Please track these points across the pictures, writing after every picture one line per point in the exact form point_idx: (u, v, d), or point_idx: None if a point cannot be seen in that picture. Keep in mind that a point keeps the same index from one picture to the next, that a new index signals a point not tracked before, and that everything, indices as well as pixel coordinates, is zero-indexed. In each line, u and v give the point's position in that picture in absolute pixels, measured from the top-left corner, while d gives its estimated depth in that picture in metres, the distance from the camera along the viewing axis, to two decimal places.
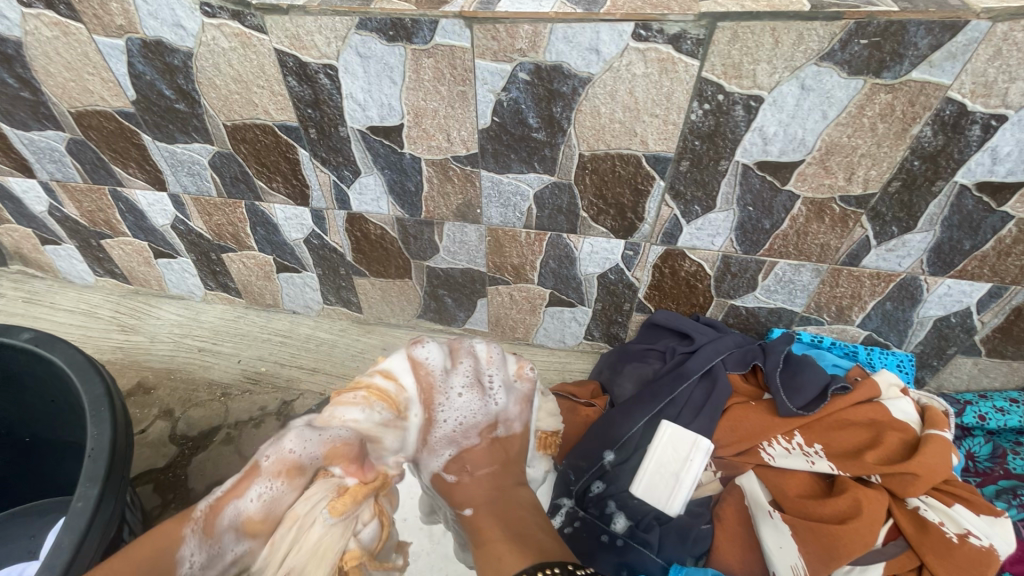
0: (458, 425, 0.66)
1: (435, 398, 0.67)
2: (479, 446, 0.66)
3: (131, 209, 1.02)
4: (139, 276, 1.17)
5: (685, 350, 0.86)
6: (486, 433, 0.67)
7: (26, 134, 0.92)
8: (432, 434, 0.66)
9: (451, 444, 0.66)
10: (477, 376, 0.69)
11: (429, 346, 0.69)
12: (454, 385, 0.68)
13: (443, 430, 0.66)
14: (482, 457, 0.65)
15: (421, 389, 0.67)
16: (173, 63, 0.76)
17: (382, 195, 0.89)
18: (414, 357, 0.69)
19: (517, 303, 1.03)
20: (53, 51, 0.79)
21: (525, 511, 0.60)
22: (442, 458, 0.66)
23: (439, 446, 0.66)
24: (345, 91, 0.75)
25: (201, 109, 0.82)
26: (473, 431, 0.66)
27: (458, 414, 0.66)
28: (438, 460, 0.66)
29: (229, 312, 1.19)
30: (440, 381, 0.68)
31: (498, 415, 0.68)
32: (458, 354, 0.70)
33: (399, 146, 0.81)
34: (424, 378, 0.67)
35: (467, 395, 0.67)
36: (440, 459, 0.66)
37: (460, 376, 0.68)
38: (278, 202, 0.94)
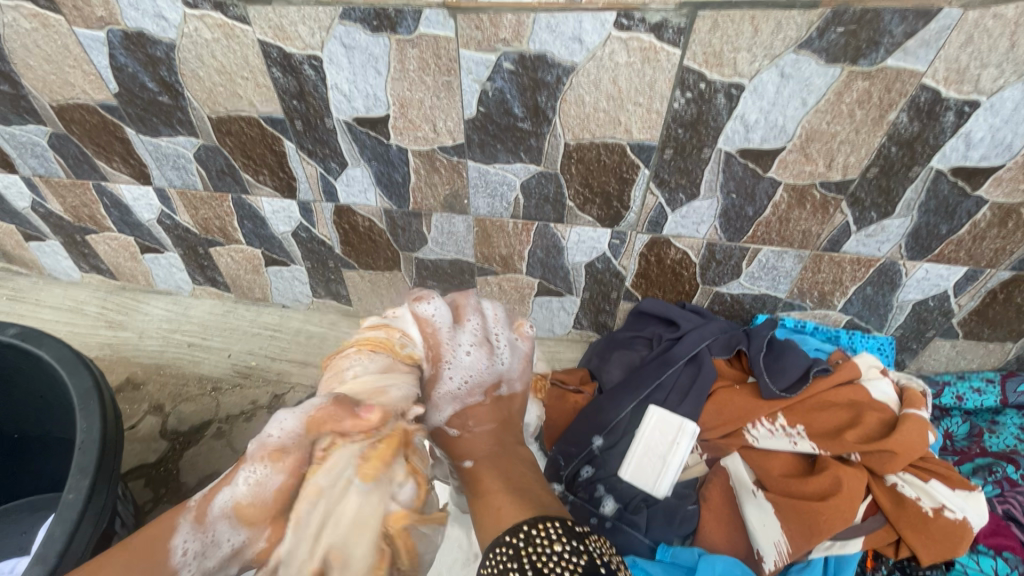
0: (464, 383, 0.66)
1: (444, 355, 0.66)
2: (483, 404, 0.65)
3: (117, 204, 1.02)
4: (126, 271, 1.17)
5: (671, 336, 0.87)
6: (490, 390, 0.66)
7: (6, 129, 0.91)
8: (438, 390, 0.65)
9: (457, 399, 0.65)
10: (484, 335, 0.69)
11: (433, 304, 0.68)
12: (462, 343, 0.68)
13: (450, 387, 0.66)
14: (484, 412, 0.64)
15: (429, 346, 0.66)
16: (156, 55, 0.76)
17: (369, 187, 0.89)
18: (418, 315, 0.67)
19: (506, 293, 1.04)
20: (32, 44, 0.78)
21: (525, 468, 0.59)
22: (446, 412, 0.64)
23: (444, 401, 0.65)
24: (330, 82, 0.75)
25: (185, 102, 0.81)
26: (479, 388, 0.66)
27: (466, 370, 0.66)
28: (443, 414, 0.64)
29: (218, 306, 1.19)
30: (448, 338, 0.67)
31: (503, 374, 0.68)
32: (462, 312, 0.70)
33: (386, 137, 0.81)
34: (430, 335, 0.66)
35: (473, 351, 0.67)
36: (445, 414, 0.64)
37: (467, 334, 0.68)
38: (265, 195, 0.94)
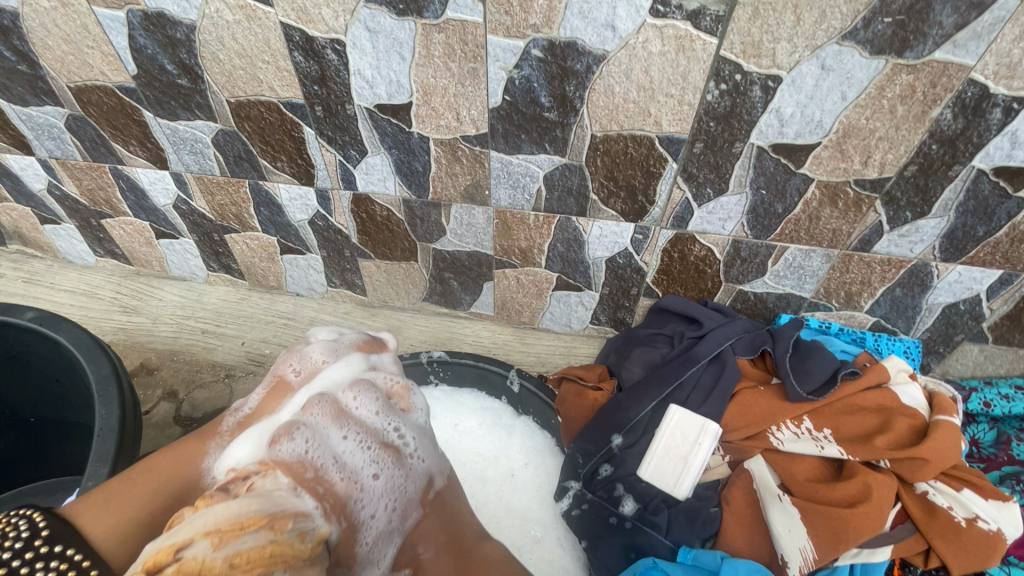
0: (389, 512, 0.58)
1: (349, 500, 0.55)
2: (425, 513, 0.60)
3: (133, 188, 1.01)
4: (141, 256, 1.16)
5: (693, 335, 0.85)
6: (422, 498, 0.61)
7: (23, 110, 0.90)
8: (362, 544, 0.54)
9: (393, 537, 0.57)
10: (382, 440, 0.61)
11: (298, 436, 0.55)
12: (360, 467, 0.58)
13: (375, 529, 0.56)
14: (430, 527, 0.59)
15: (324, 498, 0.53)
16: (176, 37, 0.74)
17: (388, 175, 0.88)
18: (284, 460, 0.53)
19: (524, 287, 1.03)
20: (51, 23, 0.77)
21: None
22: (383, 560, 0.56)
23: (377, 548, 0.56)
24: (352, 67, 0.74)
25: (205, 85, 0.80)
26: (410, 505, 0.60)
27: (384, 501, 0.58)
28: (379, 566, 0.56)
29: (232, 293, 1.18)
30: (340, 474, 0.56)
31: (426, 469, 0.64)
32: (339, 422, 0.59)
33: (408, 125, 0.79)
34: (315, 481, 0.53)
35: (382, 474, 0.59)
36: (382, 562, 0.56)
37: (360, 452, 0.59)
38: (283, 181, 0.93)
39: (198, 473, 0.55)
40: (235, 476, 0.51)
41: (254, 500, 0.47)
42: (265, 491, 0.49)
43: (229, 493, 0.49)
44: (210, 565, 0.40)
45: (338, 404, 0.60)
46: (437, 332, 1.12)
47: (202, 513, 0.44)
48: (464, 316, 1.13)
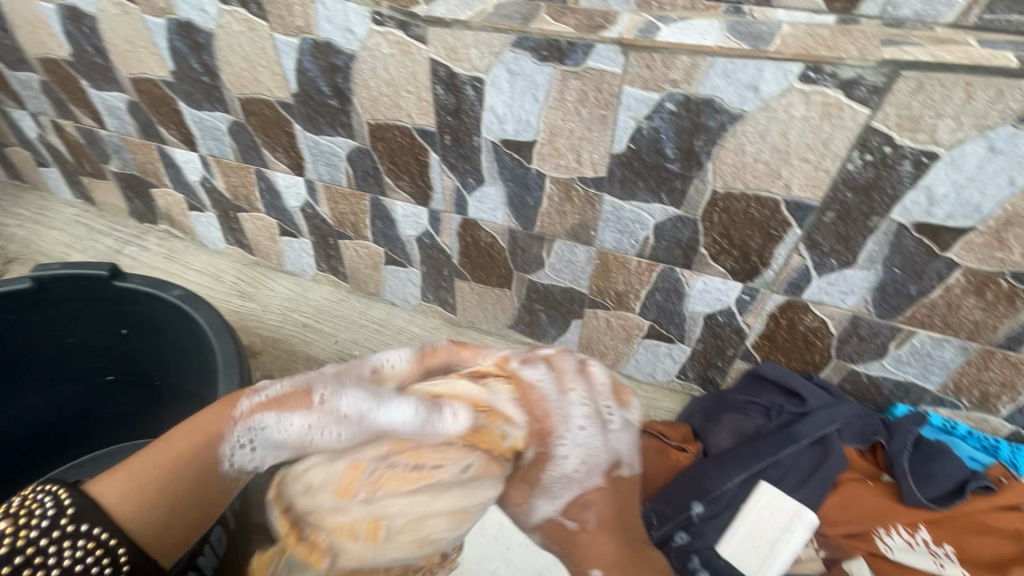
0: (580, 466, 0.69)
1: (553, 433, 0.68)
2: (604, 486, 0.69)
3: (270, 189, 1.12)
4: (263, 249, 1.28)
5: (794, 412, 0.85)
6: (606, 472, 0.70)
7: (198, 113, 1.04)
8: (548, 474, 0.68)
9: (573, 485, 0.68)
10: (596, 409, 0.71)
11: (538, 367, 0.72)
12: (575, 416, 0.70)
13: (564, 467, 0.68)
14: (604, 497, 0.69)
15: (535, 420, 0.68)
16: (337, 64, 0.83)
17: (499, 206, 0.91)
18: (524, 378, 0.71)
19: (613, 330, 1.01)
20: (237, 44, 0.88)
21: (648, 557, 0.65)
22: (560, 502, 0.68)
23: (558, 487, 0.68)
24: (487, 103, 0.78)
25: (352, 107, 0.88)
26: (595, 472, 0.69)
27: (579, 454, 0.69)
28: (553, 501, 0.68)
29: (334, 293, 1.26)
30: (557, 411, 0.69)
31: (619, 455, 0.71)
32: (566, 377, 0.72)
33: (528, 161, 0.82)
34: (534, 410, 0.69)
35: (588, 430, 0.70)
36: (558, 501, 0.68)
37: (579, 405, 0.71)
38: (401, 199, 0.99)
39: (216, 458, 0.64)
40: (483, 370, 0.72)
41: (484, 393, 0.68)
42: (496, 392, 0.69)
43: (475, 378, 0.71)
44: (445, 415, 0.66)
45: (581, 362, 0.74)
46: None
47: (450, 385, 0.69)
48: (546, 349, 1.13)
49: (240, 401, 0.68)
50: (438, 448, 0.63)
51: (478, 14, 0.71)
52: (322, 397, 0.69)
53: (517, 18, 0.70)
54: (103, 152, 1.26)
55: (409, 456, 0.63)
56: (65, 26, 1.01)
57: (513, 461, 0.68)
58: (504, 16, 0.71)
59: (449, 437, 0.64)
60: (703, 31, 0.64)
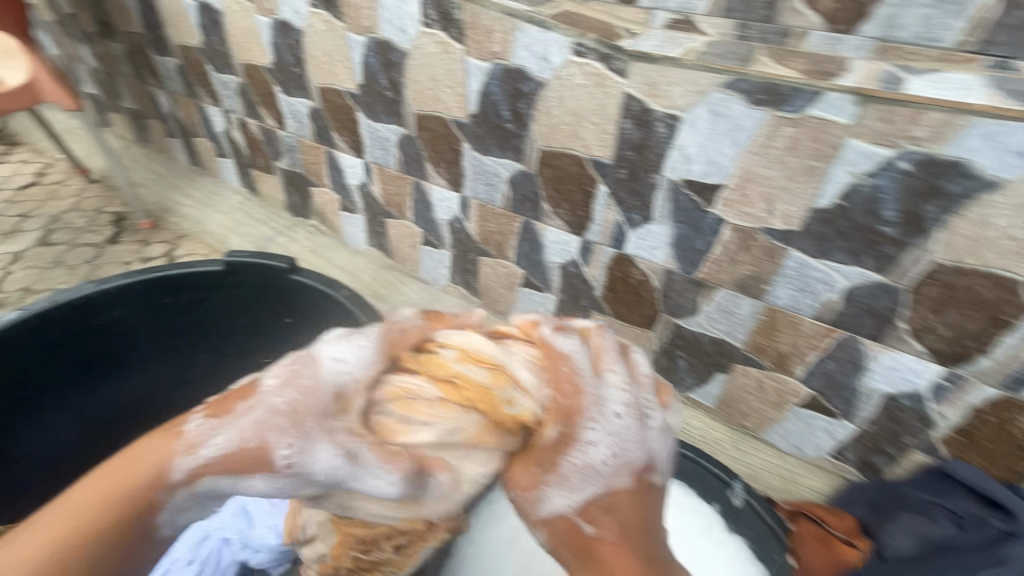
0: (610, 458, 0.60)
1: (580, 413, 0.61)
2: (627, 488, 0.61)
3: (423, 200, 1.16)
4: (402, 254, 1.33)
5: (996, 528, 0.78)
6: (638, 474, 0.62)
7: (372, 124, 1.11)
8: (574, 457, 0.61)
9: (597, 480, 0.60)
10: (636, 400, 0.63)
11: (569, 338, 0.66)
12: (609, 401, 0.62)
13: (593, 453, 0.60)
14: (623, 499, 0.61)
15: (558, 393, 0.62)
16: (523, 90, 0.84)
17: (662, 245, 0.87)
18: (558, 347, 0.65)
19: (762, 392, 0.94)
20: (428, 64, 0.92)
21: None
22: (578, 494, 0.61)
23: (586, 478, 0.60)
24: (677, 142, 0.75)
25: (528, 132, 0.89)
26: (626, 470, 0.61)
27: (610, 443, 0.60)
28: (570, 495, 0.61)
29: (462, 306, 1.28)
30: (591, 391, 0.62)
31: (649, 455, 0.63)
32: (602, 361, 0.64)
33: (709, 204, 0.78)
34: (564, 381, 0.63)
35: (624, 421, 0.61)
36: (579, 494, 0.60)
37: (612, 388, 0.62)
38: (554, 226, 0.98)
39: (146, 493, 0.53)
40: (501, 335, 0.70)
41: (492, 347, 0.67)
42: (507, 357, 0.66)
43: (497, 340, 0.69)
44: (450, 368, 0.65)
45: (618, 344, 0.68)
46: None
47: (460, 337, 0.68)
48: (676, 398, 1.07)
49: (186, 427, 0.56)
50: (429, 400, 0.64)
51: (688, 50, 0.68)
52: (283, 449, 0.55)
53: (731, 57, 0.65)
54: (277, 151, 1.39)
55: (401, 402, 0.63)
56: (274, 37, 1.12)
57: (527, 433, 0.65)
58: (717, 54, 0.66)
59: (442, 392, 0.65)
60: (964, 87, 0.56)
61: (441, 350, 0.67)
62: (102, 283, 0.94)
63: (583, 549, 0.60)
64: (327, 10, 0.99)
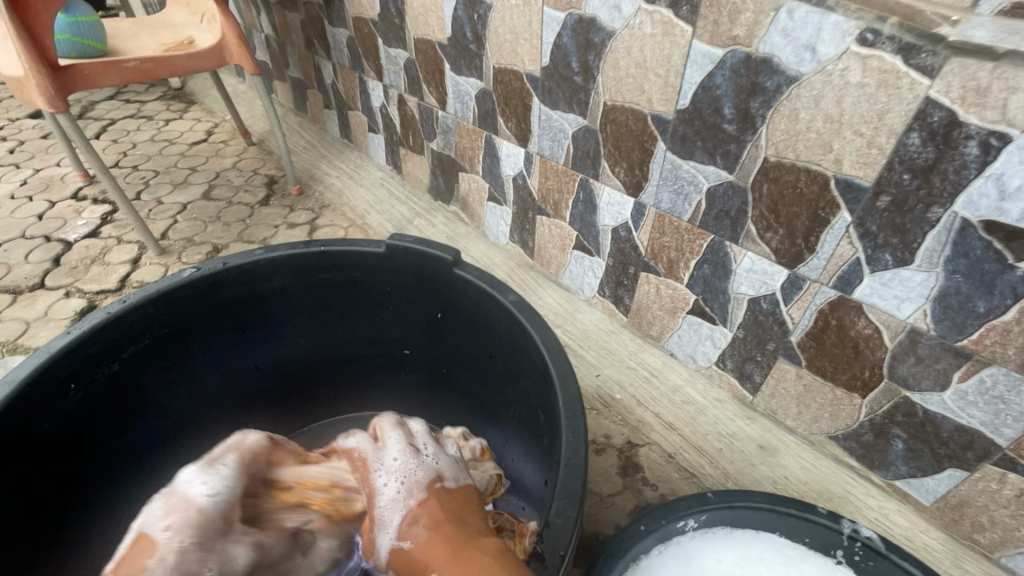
0: (401, 486, 0.61)
1: (370, 463, 0.64)
2: (430, 500, 0.59)
3: (587, 201, 1.03)
4: (546, 256, 1.22)
5: None
6: (429, 485, 0.61)
7: (548, 112, 1.00)
8: (374, 507, 0.60)
9: (398, 509, 0.59)
10: (414, 445, 0.65)
11: (361, 434, 0.68)
12: (391, 452, 0.64)
13: (385, 496, 0.60)
14: (432, 509, 0.59)
15: (353, 459, 0.66)
16: (763, 86, 0.68)
17: (918, 298, 0.68)
18: (342, 447, 0.69)
19: (1021, 506, 0.71)
20: (638, 48, 0.80)
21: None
22: (392, 528, 0.58)
23: (387, 513, 0.59)
24: (993, 170, 0.56)
25: (752, 137, 0.73)
26: (414, 488, 0.60)
27: (396, 475, 0.62)
28: (388, 533, 0.58)
29: (606, 323, 1.14)
30: (371, 448, 0.65)
31: (439, 471, 0.64)
32: (385, 429, 0.67)
33: (1015, 257, 0.59)
34: (354, 461, 0.66)
35: (401, 455, 0.63)
36: (392, 529, 0.58)
37: (393, 445, 0.65)
38: (755, 252, 0.81)
39: None
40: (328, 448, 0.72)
41: (329, 468, 0.68)
42: (332, 466, 0.68)
43: (325, 455, 0.71)
44: (286, 483, 0.66)
45: (399, 418, 0.71)
46: (828, 481, 0.88)
47: (293, 470, 0.67)
48: (873, 483, 0.86)
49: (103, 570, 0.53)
50: (271, 520, 0.63)
51: None
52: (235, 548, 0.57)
53: None
54: (432, 131, 1.34)
55: (291, 494, 0.66)
56: (458, 11, 1.06)
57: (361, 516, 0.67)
58: None
59: (291, 484, 0.66)
60: None
61: (283, 474, 0.66)
62: (240, 259, 0.91)
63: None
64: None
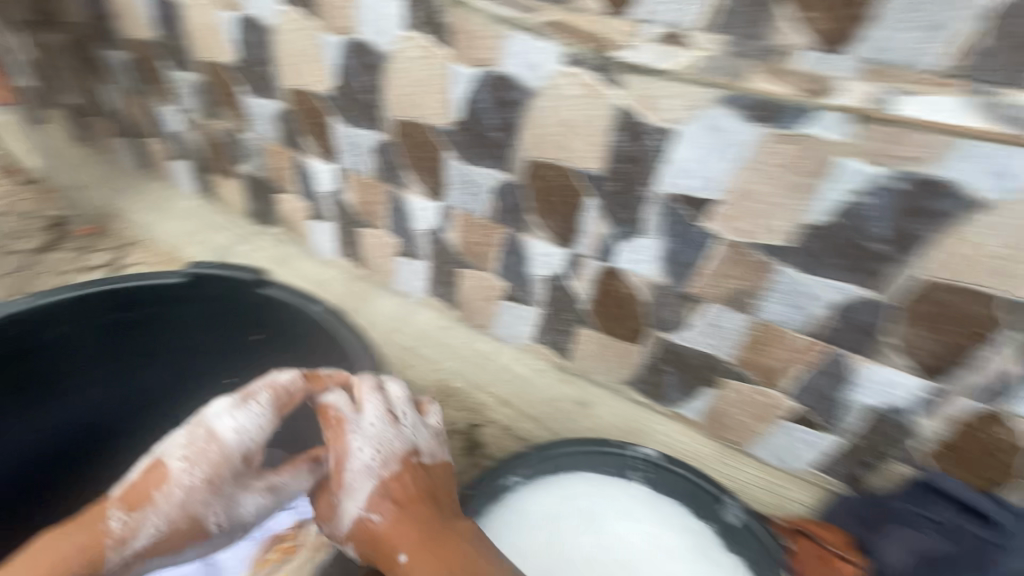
0: (374, 456, 0.76)
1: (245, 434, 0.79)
2: (399, 473, 0.76)
3: (399, 209, 1.11)
4: (374, 265, 1.26)
5: (978, 533, 0.78)
6: (404, 459, 0.78)
7: (347, 129, 1.05)
8: (347, 475, 0.76)
9: (371, 476, 0.75)
10: (392, 410, 0.80)
11: (251, 399, 0.80)
12: (361, 428, 0.78)
13: (360, 461, 0.76)
14: (407, 479, 0.77)
15: (258, 420, 0.80)
16: (511, 98, 0.81)
17: (651, 259, 0.86)
18: (221, 423, 0.78)
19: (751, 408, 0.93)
20: (410, 69, 0.88)
21: (476, 554, 0.72)
22: (360, 499, 0.75)
23: (358, 484, 0.75)
24: (667, 156, 0.74)
25: (515, 141, 0.86)
26: (390, 459, 0.77)
27: (371, 444, 0.76)
28: (357, 503, 0.75)
29: (438, 319, 1.22)
30: (327, 432, 0.79)
31: (413, 444, 0.79)
32: (249, 395, 0.81)
33: (697, 218, 0.78)
34: (221, 438, 0.78)
35: (380, 424, 0.78)
36: (359, 500, 0.75)
37: (252, 410, 0.80)
38: (538, 237, 0.95)
39: None
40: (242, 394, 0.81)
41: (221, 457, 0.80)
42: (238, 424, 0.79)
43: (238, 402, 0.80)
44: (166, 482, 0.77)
45: (302, 373, 0.83)
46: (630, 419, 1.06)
47: (239, 457, 0.80)
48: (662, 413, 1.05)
49: (110, 526, 0.74)
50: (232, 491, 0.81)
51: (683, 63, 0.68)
52: (213, 517, 0.80)
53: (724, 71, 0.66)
54: (238, 154, 1.30)
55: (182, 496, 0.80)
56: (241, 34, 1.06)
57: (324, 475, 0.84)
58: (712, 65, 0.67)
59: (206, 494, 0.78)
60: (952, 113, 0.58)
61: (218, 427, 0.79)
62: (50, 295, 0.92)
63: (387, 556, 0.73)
64: (300, 8, 0.94)
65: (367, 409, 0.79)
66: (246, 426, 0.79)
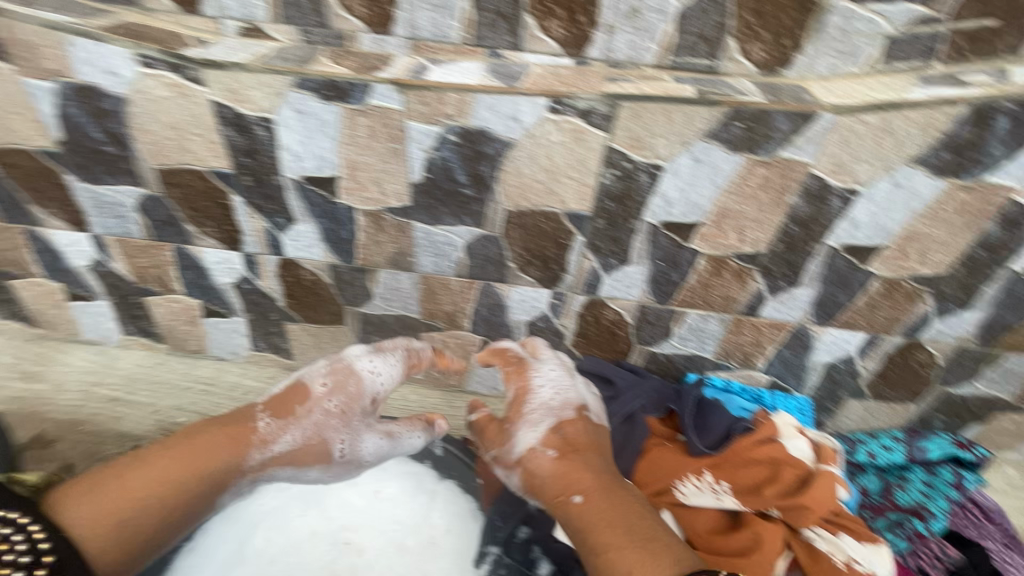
0: (556, 397, 0.92)
1: (363, 391, 0.91)
2: (574, 417, 0.90)
3: (493, 305, 0.97)
4: (441, 369, 1.11)
5: (608, 394, 1.00)
6: (578, 408, 0.92)
7: (430, 228, 0.87)
8: (528, 406, 0.91)
9: (550, 413, 0.90)
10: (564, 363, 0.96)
11: (358, 362, 0.92)
12: (376, 366, 0.93)
13: (541, 396, 0.92)
14: (575, 422, 0.90)
15: (349, 401, 0.90)
16: (681, 172, 0.75)
17: (801, 306, 0.89)
18: (360, 364, 0.92)
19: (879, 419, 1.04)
20: (545, 154, 0.76)
21: (630, 498, 0.80)
22: (537, 427, 0.89)
23: (537, 418, 0.90)
24: (848, 214, 0.76)
25: (657, 212, 0.80)
26: (567, 404, 0.91)
27: (552, 386, 0.92)
28: (532, 432, 0.89)
29: None
30: (368, 376, 0.92)
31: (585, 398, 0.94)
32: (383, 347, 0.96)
33: (863, 264, 0.82)
34: (345, 391, 0.90)
35: (557, 372, 0.93)
36: (536, 429, 0.89)
37: (547, 366, 0.94)
38: (693, 316, 0.93)
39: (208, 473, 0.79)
40: (337, 368, 0.92)
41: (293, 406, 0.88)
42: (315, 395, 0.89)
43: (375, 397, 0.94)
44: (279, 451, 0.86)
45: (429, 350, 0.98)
46: None
47: (268, 438, 0.84)
48: None
49: (258, 425, 0.84)
50: (290, 458, 0.87)
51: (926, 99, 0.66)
52: (339, 443, 0.90)
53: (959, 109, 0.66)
54: (245, 276, 1.00)
55: (291, 458, 0.87)
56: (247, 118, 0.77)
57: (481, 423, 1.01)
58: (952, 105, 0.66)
59: (293, 451, 0.87)
60: None
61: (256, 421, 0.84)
62: None
63: (567, 489, 0.82)
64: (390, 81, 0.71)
65: (544, 371, 0.93)
66: (382, 371, 0.93)
